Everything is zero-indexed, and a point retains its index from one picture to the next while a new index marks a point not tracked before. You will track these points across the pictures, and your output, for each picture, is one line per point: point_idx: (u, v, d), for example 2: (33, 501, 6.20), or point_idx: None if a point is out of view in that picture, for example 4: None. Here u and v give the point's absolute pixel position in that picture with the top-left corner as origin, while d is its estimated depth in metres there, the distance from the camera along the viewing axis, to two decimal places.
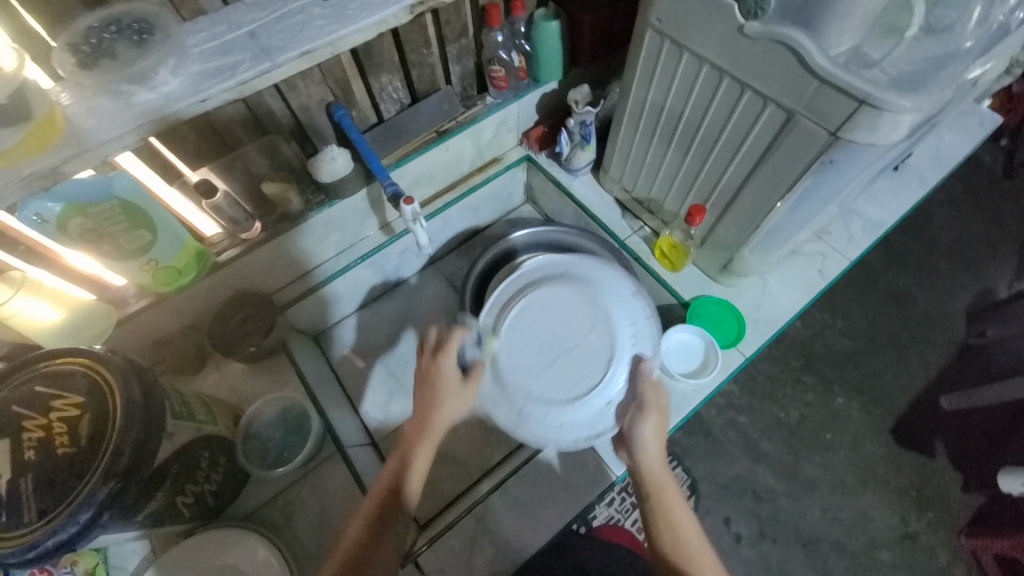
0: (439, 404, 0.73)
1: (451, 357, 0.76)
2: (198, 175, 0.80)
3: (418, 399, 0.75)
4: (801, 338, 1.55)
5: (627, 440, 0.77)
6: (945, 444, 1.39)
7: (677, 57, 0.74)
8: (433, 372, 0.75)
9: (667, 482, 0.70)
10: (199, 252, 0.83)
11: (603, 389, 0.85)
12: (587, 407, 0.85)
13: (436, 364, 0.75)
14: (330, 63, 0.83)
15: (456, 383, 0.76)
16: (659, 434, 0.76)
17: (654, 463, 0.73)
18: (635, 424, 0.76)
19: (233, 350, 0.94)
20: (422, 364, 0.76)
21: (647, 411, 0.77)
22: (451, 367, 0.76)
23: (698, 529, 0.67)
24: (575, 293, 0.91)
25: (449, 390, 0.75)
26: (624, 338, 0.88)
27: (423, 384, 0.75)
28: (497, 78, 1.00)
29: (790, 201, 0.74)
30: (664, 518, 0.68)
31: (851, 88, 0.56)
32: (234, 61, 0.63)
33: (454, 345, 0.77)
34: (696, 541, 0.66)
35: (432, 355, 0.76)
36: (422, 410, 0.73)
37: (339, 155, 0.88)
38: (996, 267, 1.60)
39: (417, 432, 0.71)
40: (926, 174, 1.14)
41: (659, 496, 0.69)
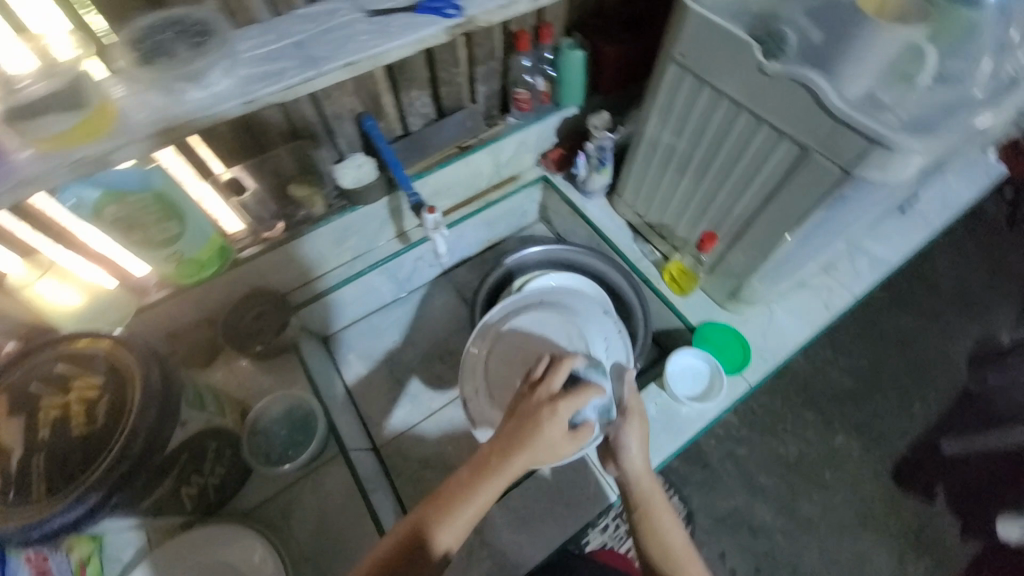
0: (528, 449, 0.58)
1: (569, 411, 0.60)
2: (229, 173, 0.84)
3: (510, 429, 0.60)
4: (803, 374, 1.55)
5: (612, 449, 0.72)
6: (945, 490, 1.38)
7: (698, 91, 0.78)
8: (544, 415, 0.59)
9: (654, 490, 0.69)
10: (221, 247, 0.86)
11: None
12: None
13: (550, 410, 0.59)
14: (366, 77, 0.87)
15: (559, 436, 0.59)
16: (643, 440, 0.71)
17: (641, 474, 0.70)
18: (618, 435, 0.70)
19: (245, 347, 0.95)
20: (533, 400, 0.62)
21: (628, 419, 0.70)
22: (563, 418, 0.59)
23: (684, 536, 0.68)
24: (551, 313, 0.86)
25: (548, 444, 0.59)
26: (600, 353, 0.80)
27: (525, 419, 0.60)
28: (520, 99, 1.05)
29: (799, 234, 0.76)
30: (653, 531, 0.68)
31: (864, 129, 0.59)
32: (281, 68, 0.66)
33: (576, 401, 0.61)
34: (683, 551, 0.66)
35: (550, 399, 0.61)
36: (506, 447, 0.58)
37: (364, 163, 0.93)
38: (998, 314, 1.62)
39: (493, 464, 0.58)
40: (932, 218, 1.17)
41: (647, 506, 0.69)
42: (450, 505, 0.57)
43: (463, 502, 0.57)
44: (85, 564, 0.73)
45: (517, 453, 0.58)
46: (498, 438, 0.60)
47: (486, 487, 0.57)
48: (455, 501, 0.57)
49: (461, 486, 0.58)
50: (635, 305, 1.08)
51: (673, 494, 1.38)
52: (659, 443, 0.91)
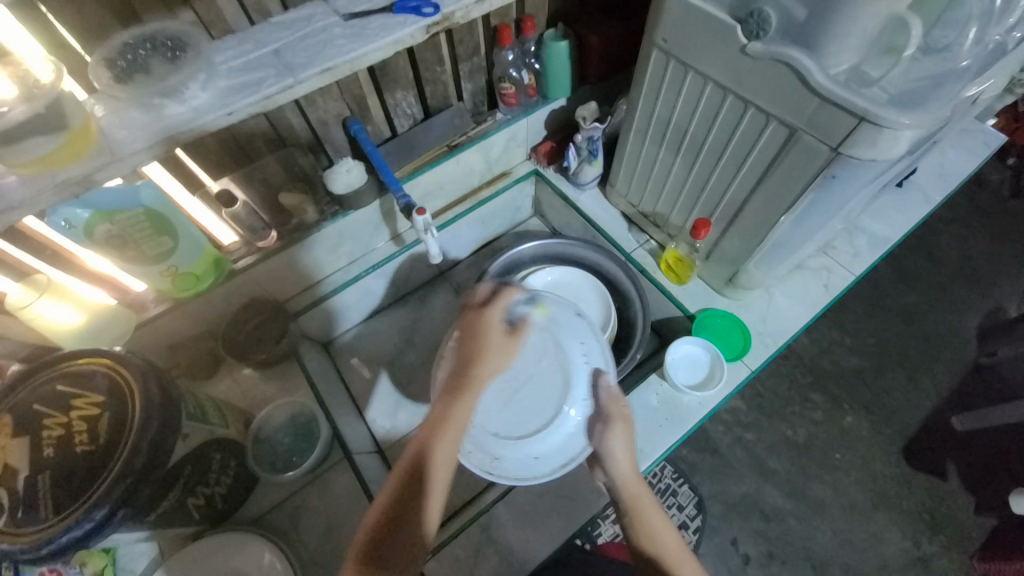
0: (482, 354, 0.69)
1: (497, 312, 0.73)
2: (218, 185, 0.84)
3: (458, 353, 0.70)
4: (808, 356, 1.54)
5: (598, 455, 0.72)
6: (957, 465, 1.37)
7: (682, 75, 0.77)
8: (480, 321, 0.71)
9: (643, 494, 0.68)
10: (216, 259, 0.86)
11: (565, 416, 0.78)
12: (550, 438, 0.78)
13: (483, 318, 0.72)
14: (349, 80, 0.87)
15: (500, 336, 0.72)
16: (629, 444, 0.71)
17: (627, 477, 0.69)
18: (602, 439, 0.72)
19: (246, 356, 0.96)
20: (466, 319, 0.72)
21: (613, 425, 0.72)
22: (496, 320, 0.72)
23: (676, 538, 0.66)
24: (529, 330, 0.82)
25: (495, 342, 0.71)
26: (576, 358, 0.80)
27: (468, 334, 0.70)
28: (508, 94, 1.04)
29: (793, 215, 0.75)
30: (645, 534, 0.66)
31: (851, 105, 0.58)
32: (259, 77, 0.66)
33: (502, 302, 0.74)
34: (678, 554, 0.64)
35: (478, 309, 0.72)
36: (463, 366, 0.68)
37: (354, 167, 0.92)
38: (1005, 286, 1.59)
39: (457, 381, 0.66)
40: (931, 191, 1.15)
41: (637, 511, 0.67)
42: (437, 428, 0.61)
43: (444, 427, 0.62)
44: None
45: (473, 367, 0.67)
46: (453, 367, 0.68)
47: (462, 399, 0.64)
48: (438, 425, 0.62)
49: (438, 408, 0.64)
50: (632, 296, 1.08)
51: (683, 482, 1.38)
52: (662, 433, 0.90)
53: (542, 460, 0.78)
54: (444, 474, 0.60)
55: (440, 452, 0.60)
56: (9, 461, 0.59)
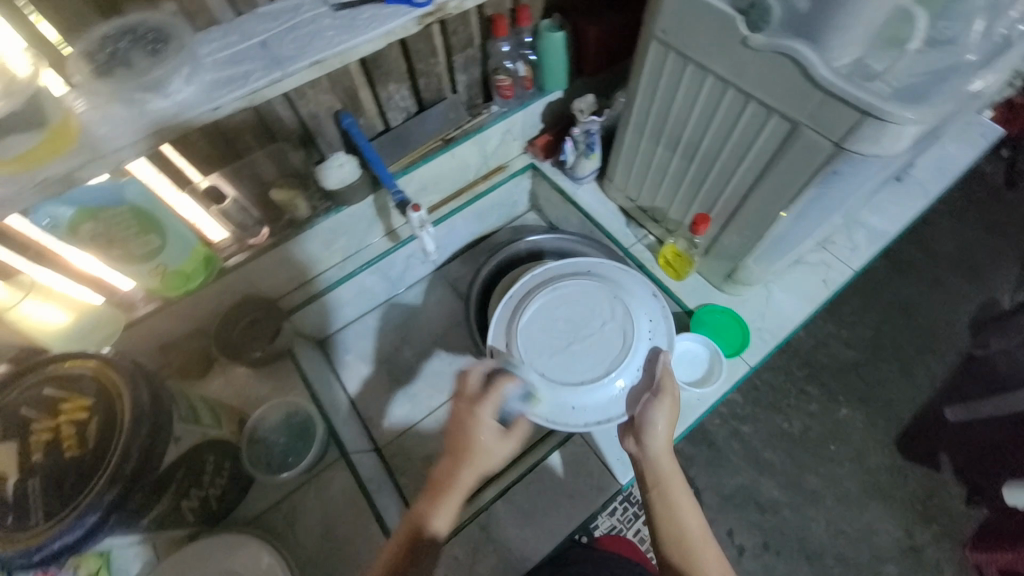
0: (470, 454, 0.65)
1: (489, 409, 0.67)
2: (208, 181, 0.82)
3: (451, 445, 0.67)
4: (804, 348, 1.54)
5: (637, 426, 0.74)
6: (949, 456, 1.38)
7: (682, 68, 0.75)
8: (469, 419, 0.67)
9: (672, 473, 0.70)
10: (206, 257, 0.85)
11: (616, 379, 0.81)
12: (597, 393, 0.80)
13: (472, 415, 0.67)
14: (339, 73, 0.85)
15: (493, 433, 0.66)
16: (670, 421, 0.73)
17: (661, 452, 0.71)
18: (646, 410, 0.73)
19: (240, 355, 0.95)
20: (457, 411, 0.68)
21: (664, 398, 0.73)
22: (489, 417, 0.67)
23: (700, 521, 0.68)
24: (598, 289, 0.88)
25: (486, 443, 0.66)
26: (642, 332, 0.84)
27: (458, 430, 0.67)
28: (503, 87, 1.02)
29: (794, 211, 0.74)
30: (668, 511, 0.68)
31: (855, 100, 0.56)
32: (247, 70, 0.64)
33: (493, 399, 0.68)
34: (699, 535, 0.66)
35: (470, 404, 0.68)
36: (450, 460, 0.65)
37: (346, 162, 0.90)
38: (999, 278, 1.60)
39: (446, 478, 0.65)
40: (929, 185, 1.14)
41: (663, 488, 0.69)
42: (424, 524, 0.63)
43: (430, 515, 0.63)
44: None
45: (459, 463, 0.65)
46: (443, 457, 0.67)
47: (450, 496, 0.64)
48: (426, 520, 0.63)
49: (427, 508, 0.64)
50: None
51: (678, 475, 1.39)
52: None
53: (579, 412, 0.80)
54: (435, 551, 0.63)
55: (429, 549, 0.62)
56: None
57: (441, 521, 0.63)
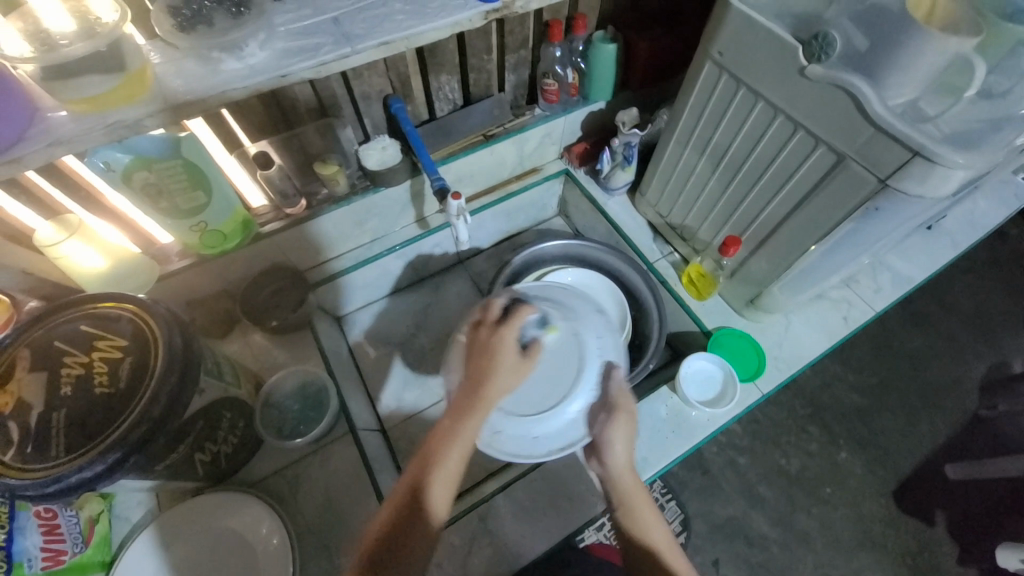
0: (492, 377, 0.63)
1: (512, 332, 0.65)
2: (256, 147, 0.84)
3: (468, 372, 0.64)
4: (810, 387, 1.54)
5: (597, 446, 0.71)
6: (945, 513, 1.37)
7: (733, 91, 0.77)
8: (492, 340, 0.65)
9: (636, 490, 0.69)
10: (245, 220, 0.86)
11: (571, 403, 0.73)
12: (555, 421, 0.74)
13: (496, 337, 0.65)
14: (396, 58, 0.87)
15: (514, 356, 0.64)
16: (630, 438, 0.71)
17: (622, 469, 0.70)
18: (604, 431, 0.70)
19: (261, 321, 0.96)
20: (479, 333, 0.66)
21: (619, 417, 0.70)
22: (511, 338, 0.65)
23: (666, 534, 0.66)
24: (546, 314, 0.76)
25: (506, 365, 0.63)
26: (593, 349, 0.74)
27: (480, 353, 0.65)
28: (549, 91, 1.04)
29: (823, 245, 0.76)
30: (634, 528, 0.66)
31: (908, 139, 0.57)
32: (317, 43, 0.66)
33: (514, 326, 0.66)
34: (667, 548, 0.65)
35: (493, 328, 0.66)
36: (472, 383, 0.63)
37: (390, 145, 0.94)
38: (1015, 340, 1.58)
39: (465, 407, 0.62)
40: (958, 237, 1.15)
41: (627, 504, 0.68)
42: (433, 456, 0.59)
43: (448, 444, 0.59)
44: (95, 523, 0.75)
45: (481, 387, 0.62)
46: (462, 384, 0.64)
47: (468, 425, 0.60)
48: (438, 451, 0.59)
49: (437, 440, 0.60)
50: (651, 306, 1.07)
51: (670, 498, 1.39)
52: (666, 446, 0.90)
53: (540, 441, 0.74)
54: (448, 484, 0.59)
55: (435, 492, 0.57)
56: (23, 395, 0.60)
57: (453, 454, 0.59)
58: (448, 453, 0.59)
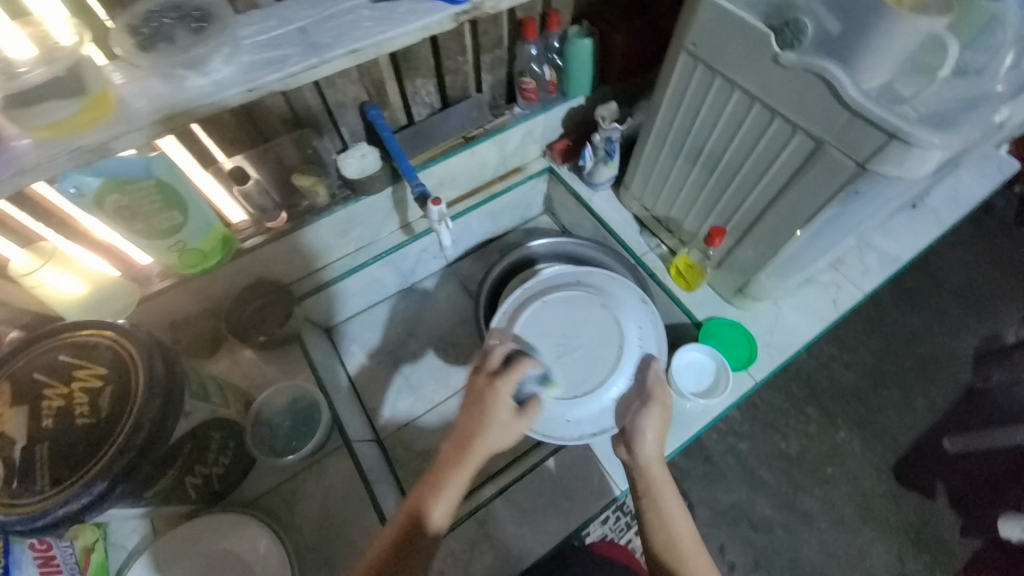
0: (483, 433, 0.63)
1: (507, 385, 0.66)
2: (232, 162, 0.82)
3: (461, 421, 0.66)
4: (806, 369, 1.55)
5: (627, 435, 0.73)
6: (945, 487, 1.38)
7: (709, 82, 0.76)
8: (487, 393, 0.66)
9: (664, 480, 0.68)
10: (225, 237, 0.85)
11: (609, 388, 0.84)
12: (591, 404, 0.84)
13: (491, 389, 0.66)
14: (369, 64, 0.86)
15: (508, 413, 0.65)
16: (661, 428, 0.72)
17: (650, 459, 0.69)
18: (637, 418, 0.72)
19: (248, 337, 0.95)
20: (476, 383, 0.68)
21: (652, 407, 0.73)
22: (506, 394, 0.66)
23: (692, 529, 0.66)
24: (590, 300, 0.90)
25: (498, 419, 0.64)
26: (632, 338, 0.87)
27: (474, 404, 0.66)
28: (527, 89, 1.03)
29: (809, 230, 0.75)
30: (659, 519, 0.66)
31: (883, 122, 0.57)
32: (284, 54, 0.65)
33: (513, 376, 0.67)
34: (689, 545, 0.64)
35: (489, 379, 0.67)
36: (463, 433, 0.64)
37: (368, 153, 0.92)
38: (1005, 312, 1.60)
39: (455, 457, 0.63)
40: (943, 214, 1.15)
41: (654, 495, 0.67)
42: (421, 504, 0.61)
43: (436, 493, 0.61)
44: (90, 552, 0.73)
45: (471, 440, 0.63)
46: (455, 432, 0.65)
47: (455, 477, 0.62)
48: (427, 498, 0.61)
49: (428, 487, 0.62)
50: None
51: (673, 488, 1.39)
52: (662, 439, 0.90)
53: (574, 424, 0.83)
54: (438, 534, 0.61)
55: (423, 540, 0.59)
56: (5, 431, 0.58)
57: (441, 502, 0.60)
58: (434, 502, 0.61)
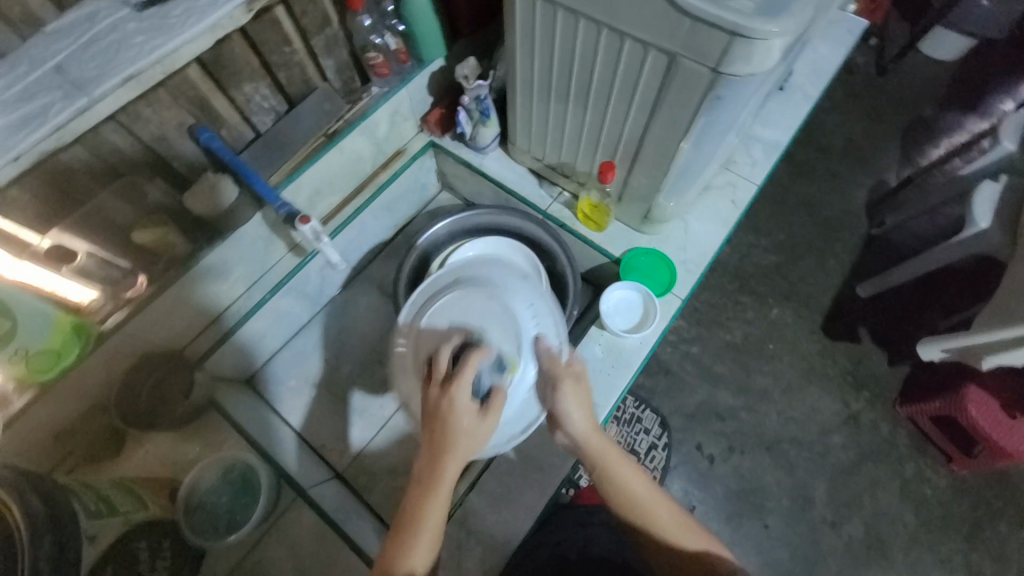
0: (454, 450, 0.64)
1: (463, 387, 0.66)
2: (50, 239, 0.70)
3: (429, 441, 0.66)
4: (732, 263, 1.63)
5: (556, 418, 0.76)
6: (867, 329, 1.54)
7: (552, 16, 0.71)
8: (446, 405, 0.65)
9: (608, 448, 0.72)
10: (76, 325, 0.72)
11: (520, 383, 0.77)
12: (510, 405, 0.77)
13: (449, 399, 0.66)
14: (178, 82, 0.73)
15: (474, 418, 0.66)
16: (585, 401, 0.75)
17: (588, 434, 0.73)
18: (556, 404, 0.74)
19: (156, 419, 0.86)
20: (433, 396, 0.67)
21: (562, 386, 0.74)
22: (467, 399, 0.66)
23: (647, 482, 0.70)
24: (471, 293, 0.81)
25: (466, 426, 0.65)
26: (526, 319, 0.80)
27: (437, 420, 0.66)
28: (377, 65, 0.94)
29: (691, 141, 0.75)
30: (615, 484, 0.70)
31: (720, 22, 0.56)
32: (44, 103, 0.57)
33: (467, 376, 0.67)
34: (649, 497, 0.69)
35: (443, 388, 0.67)
36: (435, 453, 0.65)
37: (219, 182, 0.81)
38: (884, 160, 1.73)
39: (429, 487, 0.63)
40: (809, 87, 1.20)
41: (603, 465, 0.70)
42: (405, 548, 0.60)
43: (418, 530, 0.61)
44: None
45: (443, 460, 0.64)
46: (427, 458, 0.65)
47: (433, 503, 0.62)
48: (411, 539, 0.61)
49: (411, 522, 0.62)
50: (557, 252, 1.04)
51: (644, 408, 1.46)
52: (611, 382, 0.92)
53: (503, 429, 0.77)
54: None
55: None
56: None
57: (425, 534, 0.61)
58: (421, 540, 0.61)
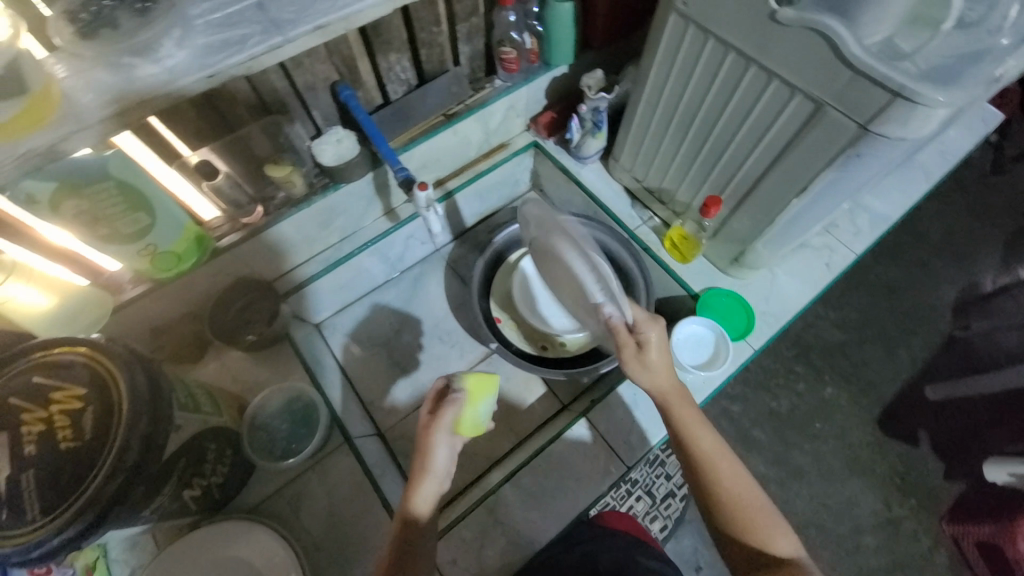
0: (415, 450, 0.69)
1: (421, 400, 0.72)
2: (198, 156, 0.76)
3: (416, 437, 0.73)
4: (794, 330, 1.57)
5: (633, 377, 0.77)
6: (929, 434, 1.43)
7: (702, 44, 0.73)
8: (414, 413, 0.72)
9: (681, 398, 0.72)
10: (199, 236, 0.79)
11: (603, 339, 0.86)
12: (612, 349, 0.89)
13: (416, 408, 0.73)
14: (337, 40, 0.79)
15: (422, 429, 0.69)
16: (660, 362, 0.73)
17: (665, 389, 0.72)
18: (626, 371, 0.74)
19: (235, 339, 0.92)
20: None
21: (624, 356, 0.74)
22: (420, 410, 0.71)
23: (714, 438, 0.72)
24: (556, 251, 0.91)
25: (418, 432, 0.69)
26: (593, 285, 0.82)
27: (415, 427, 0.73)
28: (508, 60, 0.97)
29: (806, 198, 0.74)
30: (683, 436, 0.72)
31: (886, 81, 0.55)
32: (243, 34, 0.61)
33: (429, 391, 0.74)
34: (714, 452, 0.71)
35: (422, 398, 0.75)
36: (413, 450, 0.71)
37: (345, 137, 0.86)
38: (984, 261, 1.62)
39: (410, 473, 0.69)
40: (931, 169, 1.14)
41: (675, 415, 0.72)
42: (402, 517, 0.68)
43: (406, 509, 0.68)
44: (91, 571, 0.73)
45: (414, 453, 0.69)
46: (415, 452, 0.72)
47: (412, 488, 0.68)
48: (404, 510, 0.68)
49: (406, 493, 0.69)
50: (638, 280, 1.04)
51: None
52: None
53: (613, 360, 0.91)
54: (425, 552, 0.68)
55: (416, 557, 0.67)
56: None
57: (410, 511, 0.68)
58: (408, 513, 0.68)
